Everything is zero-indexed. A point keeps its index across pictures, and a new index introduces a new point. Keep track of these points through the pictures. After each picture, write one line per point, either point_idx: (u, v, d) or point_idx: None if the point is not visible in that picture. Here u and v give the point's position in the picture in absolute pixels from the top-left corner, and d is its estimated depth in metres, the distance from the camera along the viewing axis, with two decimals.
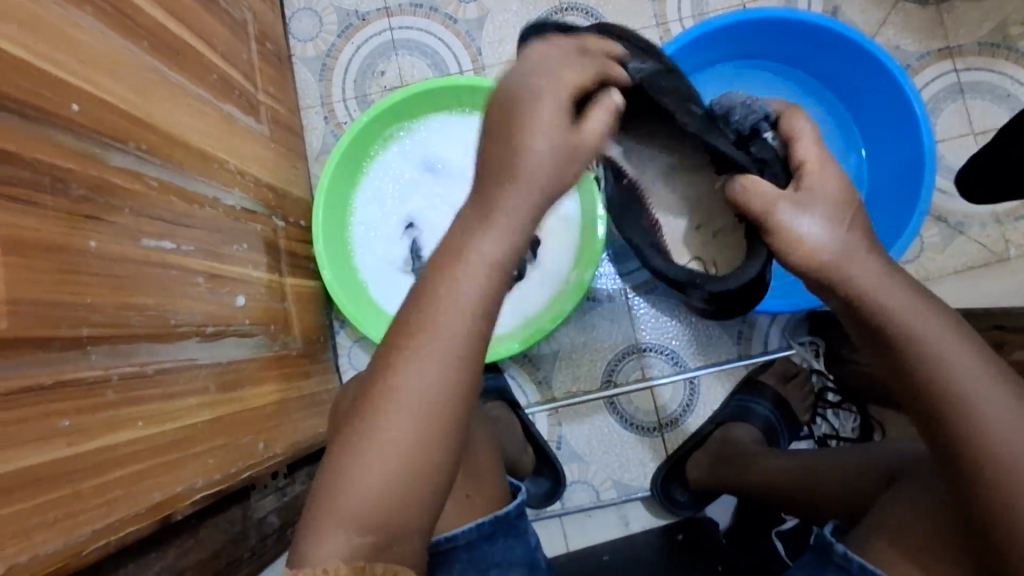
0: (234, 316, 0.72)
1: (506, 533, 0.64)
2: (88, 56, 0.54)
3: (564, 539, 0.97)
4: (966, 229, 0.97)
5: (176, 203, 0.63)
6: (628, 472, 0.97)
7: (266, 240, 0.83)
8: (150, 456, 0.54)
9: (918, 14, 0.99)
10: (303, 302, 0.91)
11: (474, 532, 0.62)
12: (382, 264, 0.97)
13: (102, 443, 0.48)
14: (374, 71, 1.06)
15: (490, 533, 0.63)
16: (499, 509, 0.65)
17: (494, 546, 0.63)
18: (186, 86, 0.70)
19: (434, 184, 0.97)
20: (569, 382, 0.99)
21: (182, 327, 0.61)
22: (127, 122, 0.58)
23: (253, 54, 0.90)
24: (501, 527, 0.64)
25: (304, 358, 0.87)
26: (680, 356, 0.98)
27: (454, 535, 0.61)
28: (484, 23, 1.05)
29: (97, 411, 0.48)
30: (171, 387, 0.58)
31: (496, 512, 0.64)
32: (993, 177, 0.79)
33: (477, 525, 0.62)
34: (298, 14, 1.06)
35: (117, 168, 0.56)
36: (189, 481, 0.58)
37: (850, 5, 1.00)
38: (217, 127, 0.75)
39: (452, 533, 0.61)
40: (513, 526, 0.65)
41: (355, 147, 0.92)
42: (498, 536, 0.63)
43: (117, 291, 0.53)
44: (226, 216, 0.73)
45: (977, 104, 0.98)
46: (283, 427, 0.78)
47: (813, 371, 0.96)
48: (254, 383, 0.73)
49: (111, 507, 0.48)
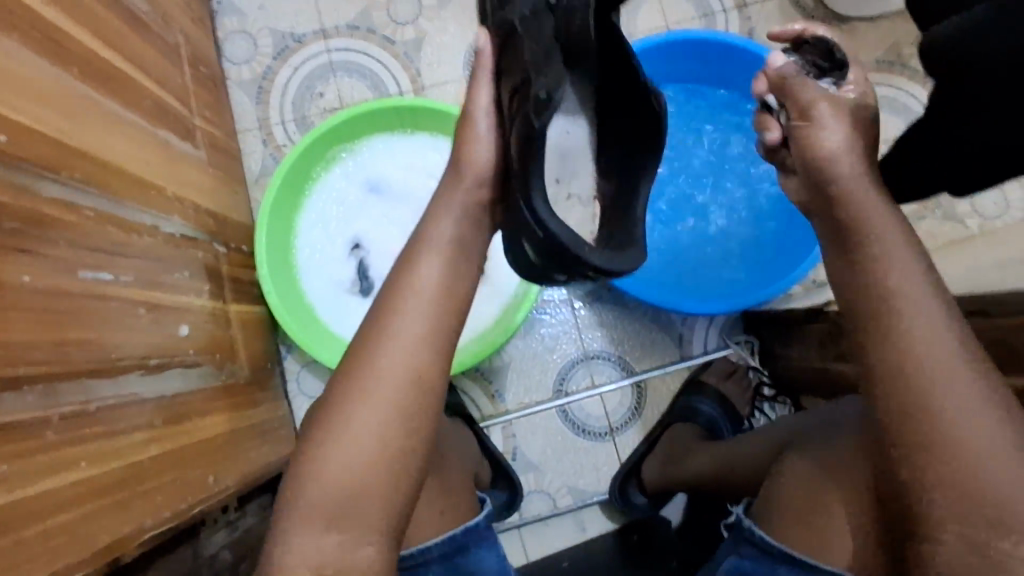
0: (178, 346, 0.70)
1: (476, 544, 0.67)
2: (23, 87, 0.52)
3: (524, 550, 0.98)
4: None
5: (114, 233, 0.61)
6: (583, 478, 0.99)
7: (208, 267, 0.81)
8: (95, 498, 0.51)
9: (823, 35, 1.08)
10: (249, 328, 0.89)
11: (444, 545, 0.64)
12: (329, 286, 0.96)
13: (41, 487, 0.46)
14: (312, 92, 1.05)
15: (461, 545, 0.65)
16: (469, 521, 0.68)
17: (463, 560, 0.66)
18: (120, 114, 0.68)
19: (379, 205, 0.98)
20: (522, 393, 1.01)
21: (124, 362, 0.59)
22: (62, 153, 0.56)
23: (187, 78, 0.88)
24: (472, 539, 0.66)
25: (250, 387, 0.85)
26: (626, 361, 1.02)
27: (426, 547, 0.63)
28: (422, 45, 1.06)
29: (39, 454, 0.47)
30: (114, 425, 0.56)
31: (467, 524, 0.67)
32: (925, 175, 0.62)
33: (452, 536, 0.64)
34: (232, 37, 1.05)
35: (49, 200, 0.53)
36: (138, 521, 0.56)
37: (763, 28, 1.08)
38: (153, 155, 0.73)
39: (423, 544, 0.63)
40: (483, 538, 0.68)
41: (298, 170, 0.92)
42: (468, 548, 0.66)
43: (52, 326, 0.50)
44: (166, 244, 0.71)
45: (880, 116, 1.07)
46: (234, 459, 0.76)
47: (750, 366, 1.01)
48: (203, 414, 0.71)
49: (58, 554, 0.46)
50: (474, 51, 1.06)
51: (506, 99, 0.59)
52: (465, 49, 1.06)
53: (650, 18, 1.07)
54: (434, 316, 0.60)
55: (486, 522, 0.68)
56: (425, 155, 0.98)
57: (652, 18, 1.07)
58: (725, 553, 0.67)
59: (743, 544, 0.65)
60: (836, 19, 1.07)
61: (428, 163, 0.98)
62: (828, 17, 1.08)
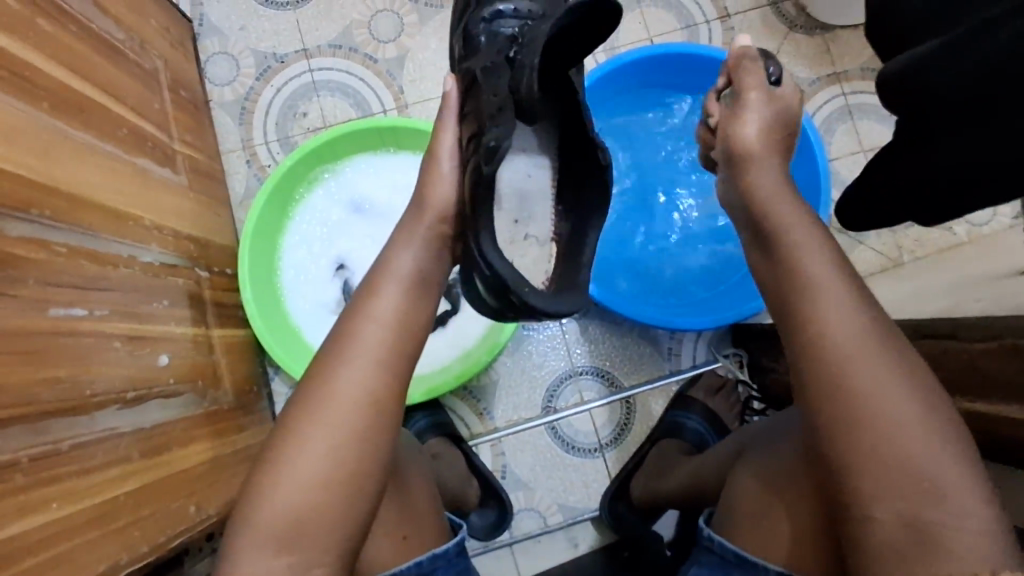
0: (158, 376, 0.70)
1: (445, 568, 0.66)
2: None
3: (515, 568, 0.98)
4: (864, 239, 1.05)
5: (87, 267, 0.61)
6: (574, 494, 0.99)
7: (190, 293, 0.81)
8: (68, 538, 0.51)
9: (807, 44, 1.07)
10: (234, 353, 0.89)
11: (412, 570, 0.63)
12: (314, 307, 0.96)
13: (9, 532, 0.46)
14: (295, 112, 1.05)
15: (429, 569, 0.64)
16: (437, 547, 0.66)
17: None
18: (94, 145, 0.68)
19: (363, 225, 0.98)
20: (510, 410, 1.00)
21: (100, 396, 0.59)
22: (31, 190, 0.56)
23: (166, 104, 0.88)
24: (441, 564, 0.65)
25: (235, 411, 0.85)
26: (614, 377, 1.01)
27: (392, 573, 0.62)
28: (404, 62, 1.06)
29: (6, 497, 0.46)
30: (88, 461, 0.56)
31: (434, 550, 0.65)
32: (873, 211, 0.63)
33: (418, 563, 0.63)
34: (214, 59, 1.05)
35: (19, 238, 0.53)
36: (112, 558, 0.56)
37: (746, 38, 1.07)
38: (129, 184, 0.73)
39: (391, 571, 0.62)
40: (452, 563, 0.66)
41: (280, 192, 0.92)
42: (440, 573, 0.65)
43: (22, 367, 0.50)
44: (144, 273, 0.71)
45: (865, 123, 1.06)
46: (218, 486, 0.76)
47: (739, 380, 1.00)
48: (183, 444, 0.71)
49: None
50: None
51: (467, 141, 0.63)
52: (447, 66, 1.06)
53: (633, 30, 1.07)
54: (398, 347, 0.61)
55: (455, 549, 0.67)
56: (408, 174, 0.98)
57: (635, 30, 1.07)
58: (688, 563, 0.65)
59: (704, 553, 0.63)
60: (819, 27, 1.07)
61: (410, 182, 0.98)
62: (811, 25, 1.07)
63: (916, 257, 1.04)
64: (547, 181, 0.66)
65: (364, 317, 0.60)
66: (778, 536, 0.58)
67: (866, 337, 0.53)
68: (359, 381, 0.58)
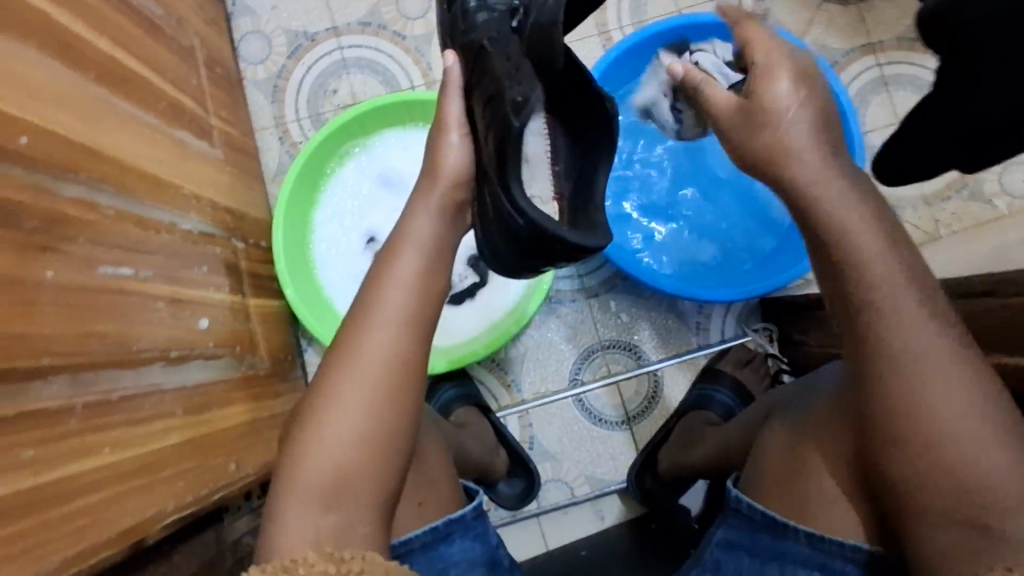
0: (198, 339, 0.72)
1: (462, 533, 0.67)
2: (39, 91, 0.55)
3: (542, 537, 0.99)
4: (898, 213, 1.03)
5: (133, 231, 0.64)
6: (601, 466, 1.00)
7: (227, 262, 0.83)
8: (121, 481, 0.54)
9: (841, 14, 1.05)
10: (269, 322, 0.92)
11: (428, 534, 0.64)
12: (345, 279, 0.98)
13: (67, 472, 0.48)
14: (326, 90, 1.07)
15: (445, 534, 0.66)
16: (453, 512, 0.68)
17: (448, 549, 0.66)
18: (136, 114, 0.70)
19: (393, 199, 0.99)
20: (537, 383, 1.01)
21: (145, 353, 0.61)
22: (79, 154, 0.58)
23: (203, 80, 0.90)
24: (457, 528, 0.66)
25: (271, 378, 0.88)
26: (641, 350, 1.01)
27: (409, 538, 0.63)
28: (432, 38, 1.07)
29: (63, 440, 0.49)
30: (137, 412, 0.58)
31: (449, 515, 0.67)
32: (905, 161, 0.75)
33: (432, 527, 0.65)
34: (247, 38, 1.07)
35: (69, 199, 0.56)
36: (161, 505, 0.58)
37: (778, 9, 1.06)
38: (170, 154, 0.76)
39: (405, 537, 0.63)
40: (469, 526, 0.68)
41: (312, 166, 0.94)
42: (455, 537, 0.66)
43: (74, 319, 0.53)
44: (185, 240, 0.74)
45: (901, 95, 1.04)
46: (255, 447, 0.79)
47: (769, 354, 1.00)
48: (223, 405, 0.74)
49: (83, 535, 0.49)
50: None
51: (476, 108, 0.64)
52: None
53: (661, 3, 1.06)
54: (426, 306, 0.62)
55: (471, 514, 0.68)
56: None
57: (663, 3, 1.06)
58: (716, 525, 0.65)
59: (731, 515, 0.63)
60: None
61: None
62: None
63: (953, 232, 1.01)
64: (544, 146, 0.68)
65: (396, 277, 0.62)
66: (809, 495, 0.58)
67: (900, 295, 0.52)
68: (390, 339, 0.59)
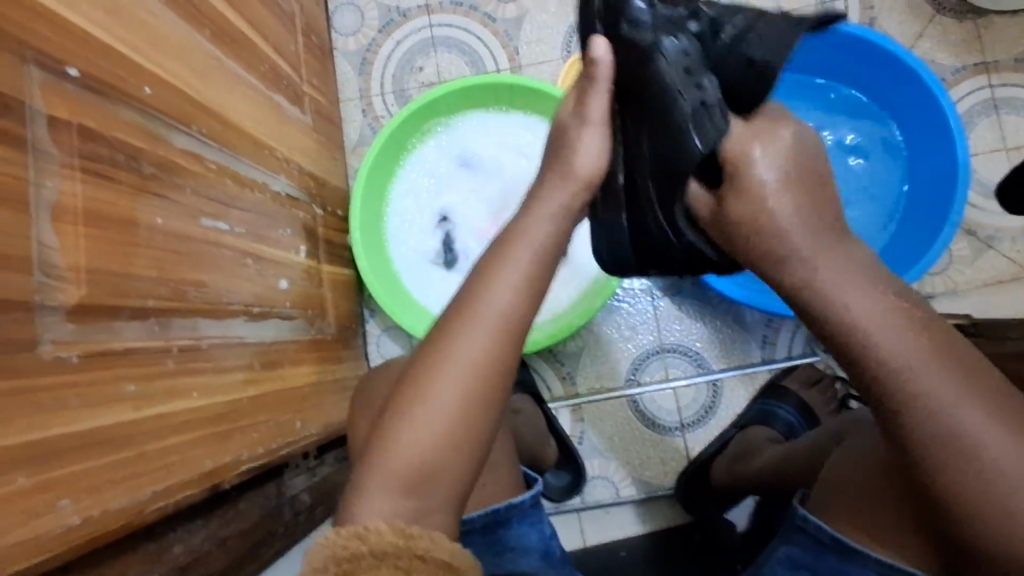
0: (277, 298, 0.74)
1: (520, 520, 0.68)
2: (160, 43, 0.57)
3: (582, 533, 0.99)
4: (995, 244, 0.97)
5: (230, 186, 0.66)
6: (649, 470, 0.98)
7: (307, 228, 0.85)
8: (204, 425, 0.56)
9: (956, 28, 0.99)
10: (339, 289, 0.94)
11: (488, 517, 0.65)
12: (415, 255, 0.99)
13: (161, 410, 0.51)
14: (412, 66, 1.08)
15: (504, 519, 0.66)
16: (514, 497, 0.68)
17: (505, 534, 0.67)
18: (241, 74, 0.72)
19: (469, 180, 1.00)
20: (593, 378, 1.00)
21: (232, 305, 0.63)
22: (191, 107, 0.60)
23: (299, 46, 0.92)
24: (515, 515, 0.67)
25: (336, 343, 0.90)
26: (703, 358, 0.99)
27: (471, 518, 0.65)
28: (522, 23, 1.06)
29: (158, 379, 0.51)
30: (222, 361, 0.60)
31: (510, 500, 0.67)
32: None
33: (493, 512, 0.66)
34: (341, 9, 1.09)
35: (180, 150, 0.58)
36: (235, 452, 0.60)
37: (887, 18, 1.01)
38: (266, 116, 0.77)
39: (470, 516, 0.65)
40: (528, 514, 0.68)
41: (395, 142, 0.95)
42: (512, 523, 0.67)
43: (175, 266, 0.55)
44: (273, 201, 0.76)
45: (1012, 119, 0.98)
46: (318, 409, 0.81)
47: (837, 377, 0.96)
48: (293, 363, 0.76)
49: (170, 471, 0.51)
50: (573, 30, 1.06)
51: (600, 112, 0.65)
52: (565, 29, 1.06)
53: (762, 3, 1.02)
54: None
55: (529, 501, 0.68)
56: (519, 134, 0.99)
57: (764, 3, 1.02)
58: (777, 541, 0.61)
59: (794, 533, 0.59)
60: (972, 10, 0.99)
61: (520, 142, 0.99)
62: (963, 8, 0.99)
63: None
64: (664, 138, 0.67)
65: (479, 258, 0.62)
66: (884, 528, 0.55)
67: None
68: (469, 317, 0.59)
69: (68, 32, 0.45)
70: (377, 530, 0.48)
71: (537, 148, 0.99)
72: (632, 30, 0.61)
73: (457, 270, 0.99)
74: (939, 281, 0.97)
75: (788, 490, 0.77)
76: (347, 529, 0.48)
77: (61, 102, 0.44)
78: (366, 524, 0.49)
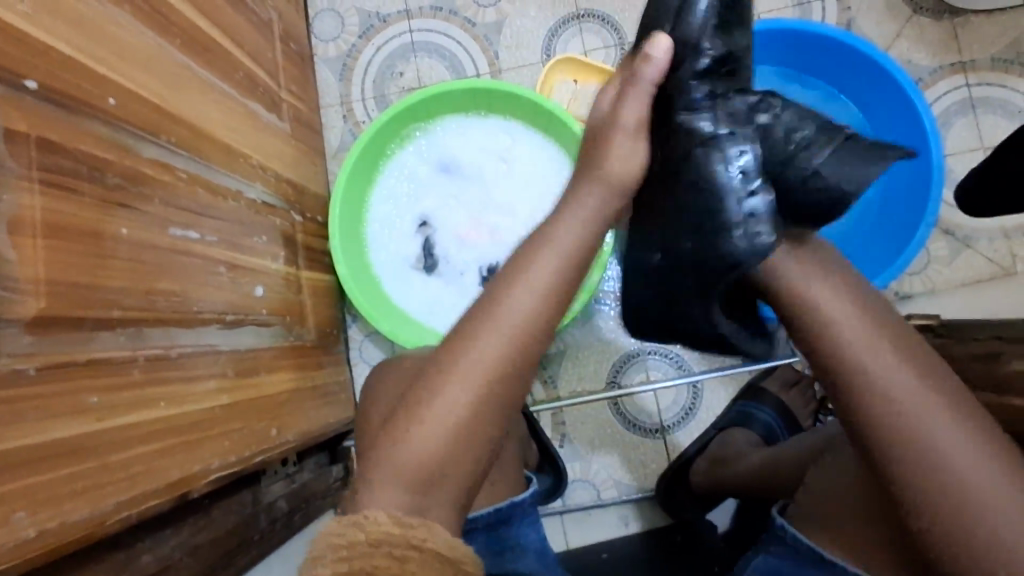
0: (253, 306, 0.74)
1: (519, 518, 0.69)
2: (126, 53, 0.57)
3: (564, 536, 0.99)
4: (973, 243, 0.97)
5: (202, 195, 0.66)
6: (630, 472, 0.99)
7: (285, 235, 0.85)
8: (171, 434, 0.56)
9: (932, 28, 1.00)
10: (318, 295, 0.94)
11: (492, 514, 0.67)
12: (395, 260, 1.00)
13: (125, 420, 0.51)
14: (393, 72, 1.08)
15: (506, 517, 0.68)
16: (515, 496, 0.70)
17: (501, 533, 0.67)
18: (214, 83, 0.72)
19: (447, 185, 1.00)
20: (574, 381, 1.00)
21: (204, 314, 0.63)
22: (158, 116, 0.60)
23: (277, 53, 0.92)
24: (516, 513, 0.69)
25: (316, 349, 0.90)
26: (683, 360, 1.00)
27: (475, 516, 0.66)
28: (502, 28, 1.07)
29: (124, 390, 0.51)
30: (191, 370, 0.60)
31: (513, 499, 0.69)
32: (992, 199, 0.82)
33: (497, 508, 0.67)
34: (321, 15, 1.09)
35: (149, 160, 0.58)
36: (206, 461, 0.61)
37: (863, 19, 1.01)
38: (241, 123, 0.78)
39: (473, 515, 0.66)
40: (525, 513, 0.70)
41: (373, 146, 0.95)
42: (514, 520, 0.68)
43: (141, 276, 0.55)
44: (249, 208, 0.76)
45: (989, 119, 0.98)
46: (295, 415, 0.81)
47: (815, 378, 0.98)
48: (270, 370, 0.76)
49: (135, 482, 0.51)
50: (553, 34, 1.06)
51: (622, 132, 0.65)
52: (545, 32, 1.06)
53: None
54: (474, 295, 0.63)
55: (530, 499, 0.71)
56: (497, 138, 0.99)
57: None
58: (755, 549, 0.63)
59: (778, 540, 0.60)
60: (948, 10, 0.99)
61: (499, 146, 0.99)
62: (938, 8, 0.99)
63: None
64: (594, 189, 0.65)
65: None
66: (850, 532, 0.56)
67: None
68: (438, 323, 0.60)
69: (26, 44, 0.45)
70: (376, 519, 0.49)
71: (515, 150, 0.99)
72: (687, 116, 0.64)
73: (437, 275, 1.00)
74: (917, 281, 0.98)
75: (770, 494, 0.77)
76: (345, 519, 0.49)
77: (20, 114, 0.44)
78: (365, 513, 0.49)
